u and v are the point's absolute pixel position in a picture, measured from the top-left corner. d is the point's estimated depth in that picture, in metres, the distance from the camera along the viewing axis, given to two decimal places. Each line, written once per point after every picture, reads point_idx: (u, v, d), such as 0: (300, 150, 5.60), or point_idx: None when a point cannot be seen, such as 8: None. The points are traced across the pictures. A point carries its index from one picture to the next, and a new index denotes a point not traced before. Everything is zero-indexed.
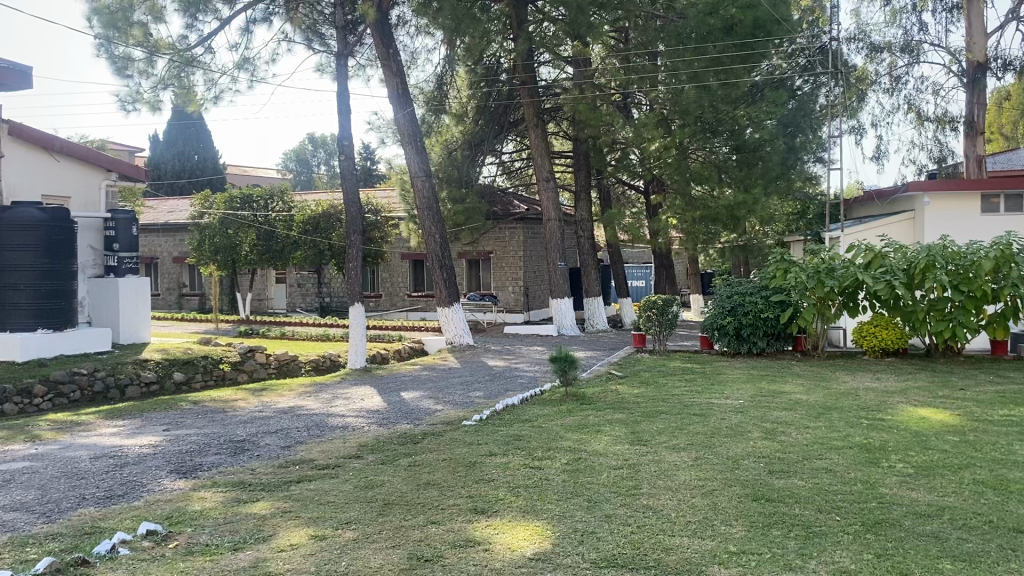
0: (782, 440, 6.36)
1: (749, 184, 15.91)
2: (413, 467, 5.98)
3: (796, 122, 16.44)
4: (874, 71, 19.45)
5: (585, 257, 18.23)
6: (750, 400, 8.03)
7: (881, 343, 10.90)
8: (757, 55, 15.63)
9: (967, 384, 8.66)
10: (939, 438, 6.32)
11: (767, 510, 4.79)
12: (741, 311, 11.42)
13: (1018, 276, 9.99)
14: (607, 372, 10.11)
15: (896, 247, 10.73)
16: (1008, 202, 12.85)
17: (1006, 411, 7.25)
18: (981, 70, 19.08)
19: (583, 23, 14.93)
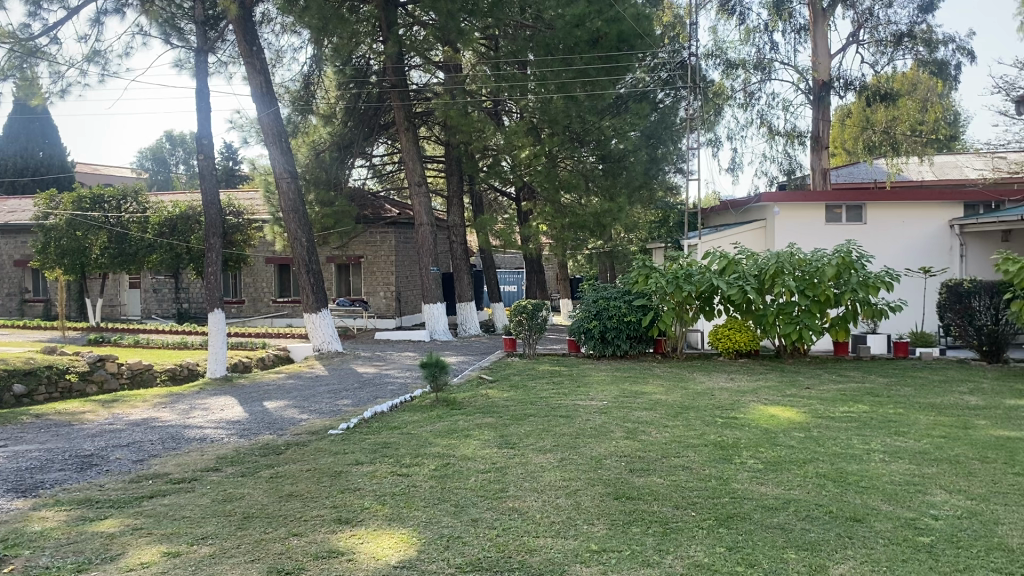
0: (642, 439, 6.56)
1: (614, 193, 16.38)
2: (275, 479, 5.80)
3: (658, 133, 17.15)
4: (730, 87, 20.49)
5: (456, 261, 18.20)
6: (613, 401, 8.25)
7: (735, 345, 11.42)
8: (621, 68, 16.16)
9: (812, 383, 9.21)
10: (787, 434, 6.68)
11: (627, 508, 4.93)
12: (606, 315, 11.70)
13: (857, 282, 10.73)
14: (477, 376, 10.16)
15: (747, 254, 11.32)
16: (849, 213, 13.77)
17: (846, 407, 7.76)
18: (825, 88, 20.43)
19: (453, 29, 15.02)
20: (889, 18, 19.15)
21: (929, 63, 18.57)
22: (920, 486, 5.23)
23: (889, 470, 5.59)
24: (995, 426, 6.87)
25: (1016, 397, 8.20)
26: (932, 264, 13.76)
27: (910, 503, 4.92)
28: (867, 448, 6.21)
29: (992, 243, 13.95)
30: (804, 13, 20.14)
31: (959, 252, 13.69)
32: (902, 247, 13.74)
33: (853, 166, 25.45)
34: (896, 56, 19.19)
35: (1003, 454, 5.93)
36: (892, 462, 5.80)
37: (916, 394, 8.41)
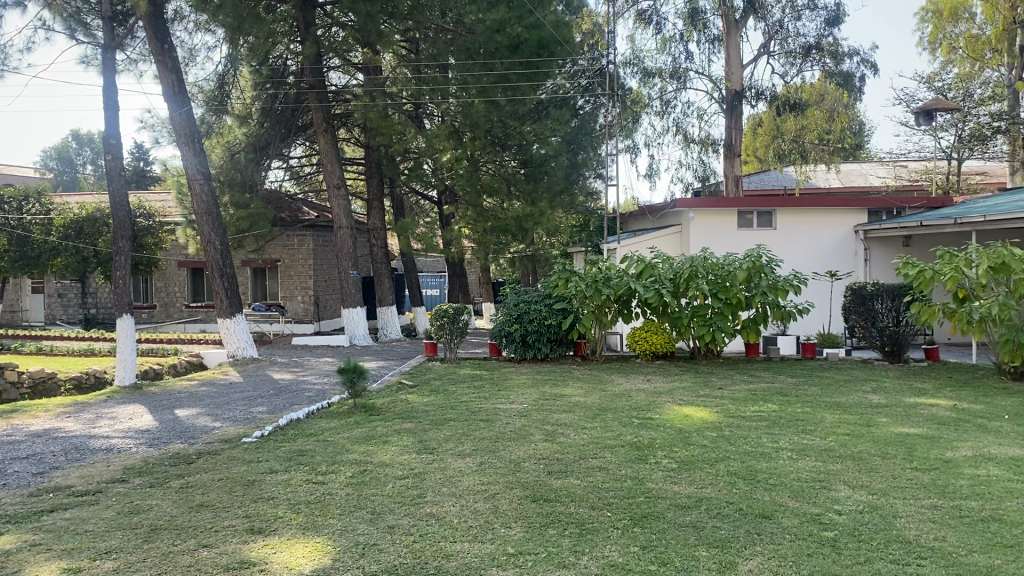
0: (561, 441, 6.62)
1: (536, 197, 16.51)
2: (185, 489, 5.63)
3: (577, 139, 17.61)
4: (647, 95, 20.88)
5: (377, 265, 18.04)
6: (532, 404, 8.30)
7: (651, 347, 11.66)
8: (541, 74, 16.28)
9: (725, 383, 9.45)
10: (700, 434, 6.84)
11: (544, 510, 4.97)
12: (527, 318, 11.74)
13: (767, 285, 11.06)
14: (397, 380, 10.08)
15: (663, 258, 11.57)
16: (760, 218, 14.20)
17: (756, 407, 7.99)
18: (738, 98, 21.03)
19: (372, 31, 14.89)
20: (798, 31, 19.80)
21: (835, 75, 19.31)
22: (825, 482, 5.43)
23: (796, 467, 5.78)
24: (895, 423, 7.18)
25: (914, 395, 8.60)
26: (837, 267, 14.33)
27: (816, 499, 5.09)
28: (776, 446, 6.41)
29: (894, 248, 14.59)
30: (718, 23, 20.67)
31: (863, 257, 14.27)
32: (810, 251, 14.24)
33: (764, 173, 26.27)
34: (805, 67, 19.88)
35: (902, 450, 6.21)
36: (799, 459, 5.99)
37: (822, 393, 8.72)
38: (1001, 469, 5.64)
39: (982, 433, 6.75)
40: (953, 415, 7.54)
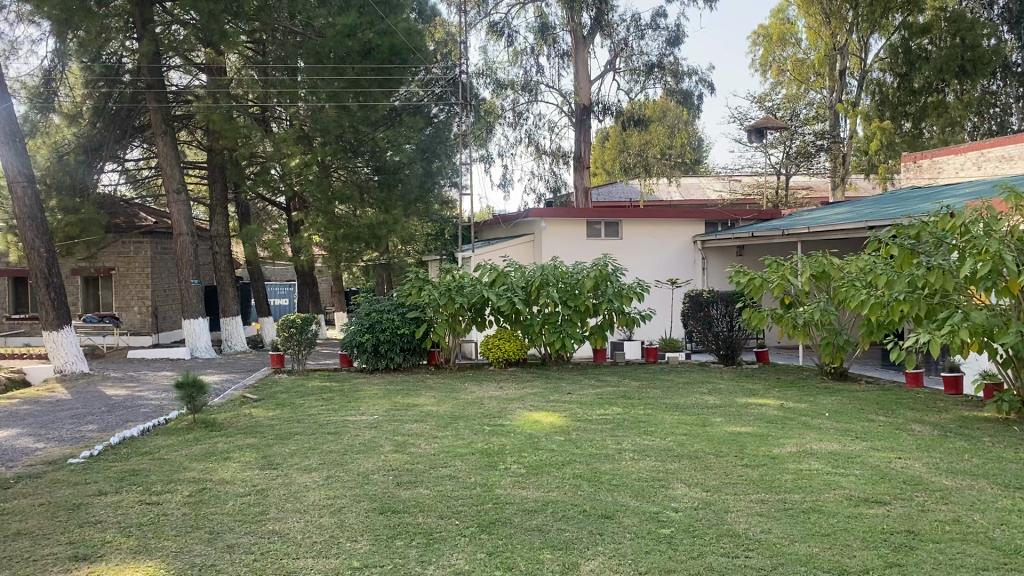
0: (411, 451, 6.57)
1: (390, 205, 16.39)
2: (0, 517, 5.19)
3: (432, 147, 17.57)
4: (500, 105, 21.17)
5: (221, 274, 17.36)
6: (384, 415, 8.20)
7: (504, 354, 11.77)
8: (394, 81, 16.24)
9: (573, 389, 9.70)
10: (548, 438, 6.99)
11: (392, 522, 4.91)
12: (379, 328, 11.57)
13: (613, 292, 11.48)
14: (240, 395, 9.69)
15: (515, 267, 11.70)
16: (607, 228, 14.68)
17: (602, 410, 8.23)
18: (586, 112, 21.68)
19: (215, 31, 14.39)
20: (642, 49, 20.63)
21: (676, 93, 20.41)
22: (663, 481, 5.67)
23: (639, 467, 6.00)
24: (729, 422, 7.59)
25: (748, 395, 9.12)
26: (677, 276, 15.03)
27: (655, 497, 5.31)
28: (620, 447, 6.63)
29: (729, 258, 15.48)
30: (566, 39, 21.23)
31: (702, 266, 15.06)
32: (653, 260, 14.87)
33: (612, 186, 27.18)
34: (647, 85, 20.79)
35: (734, 447, 6.57)
36: (641, 460, 6.23)
37: (664, 396, 9.10)
38: (821, 463, 6.08)
39: (805, 430, 7.24)
40: (780, 413, 8.05)
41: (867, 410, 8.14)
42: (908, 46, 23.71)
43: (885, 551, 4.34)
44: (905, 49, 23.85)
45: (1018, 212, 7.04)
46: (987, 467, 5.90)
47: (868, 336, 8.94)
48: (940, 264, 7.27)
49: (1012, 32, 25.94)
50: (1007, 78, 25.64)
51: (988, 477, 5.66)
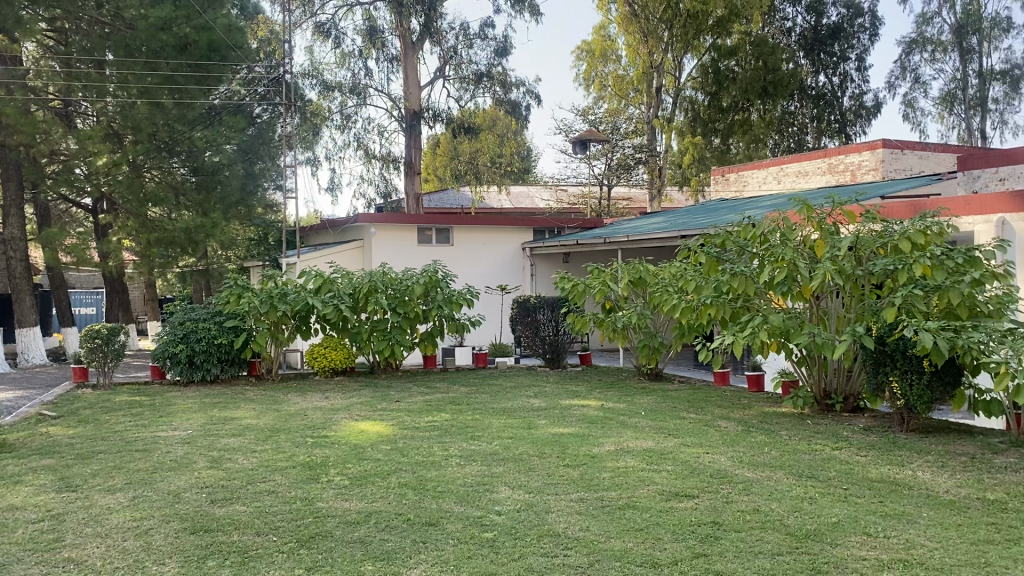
0: (227, 467, 6.28)
1: (208, 208, 15.57)
2: None
3: (255, 148, 16.96)
4: (327, 108, 20.68)
5: (16, 280, 15.93)
6: (198, 429, 7.79)
7: (330, 363, 11.49)
8: (213, 79, 15.55)
9: (401, 396, 9.63)
10: (374, 447, 6.88)
11: (203, 542, 4.66)
12: (194, 338, 10.94)
13: (442, 298, 11.55)
14: (36, 413, 8.89)
15: (342, 273, 11.51)
16: (438, 235, 14.74)
17: (429, 417, 8.21)
18: (416, 118, 21.55)
19: (9, 17, 13.29)
20: (470, 58, 20.88)
21: (504, 103, 20.89)
22: (488, 485, 5.72)
23: (464, 473, 6.03)
24: (552, 424, 7.79)
25: (571, 397, 9.39)
26: (506, 282, 15.30)
27: (479, 502, 5.34)
28: (445, 453, 6.64)
29: (555, 264, 15.93)
30: (395, 43, 21.08)
31: (530, 272, 15.42)
32: (482, 266, 15.05)
33: (442, 193, 27.33)
34: (476, 93, 21.02)
35: (557, 449, 6.74)
36: (466, 465, 6.27)
37: (491, 400, 9.20)
38: (636, 460, 6.35)
39: (623, 429, 7.55)
40: (600, 414, 8.34)
41: (680, 409, 8.57)
42: (718, 67, 25.90)
43: (693, 542, 4.58)
44: (714, 69, 26.06)
45: (809, 223, 7.69)
46: (783, 458, 6.38)
47: (681, 337, 9.42)
48: (743, 270, 7.84)
49: (807, 58, 28.31)
50: (802, 100, 27.87)
51: (784, 468, 6.11)
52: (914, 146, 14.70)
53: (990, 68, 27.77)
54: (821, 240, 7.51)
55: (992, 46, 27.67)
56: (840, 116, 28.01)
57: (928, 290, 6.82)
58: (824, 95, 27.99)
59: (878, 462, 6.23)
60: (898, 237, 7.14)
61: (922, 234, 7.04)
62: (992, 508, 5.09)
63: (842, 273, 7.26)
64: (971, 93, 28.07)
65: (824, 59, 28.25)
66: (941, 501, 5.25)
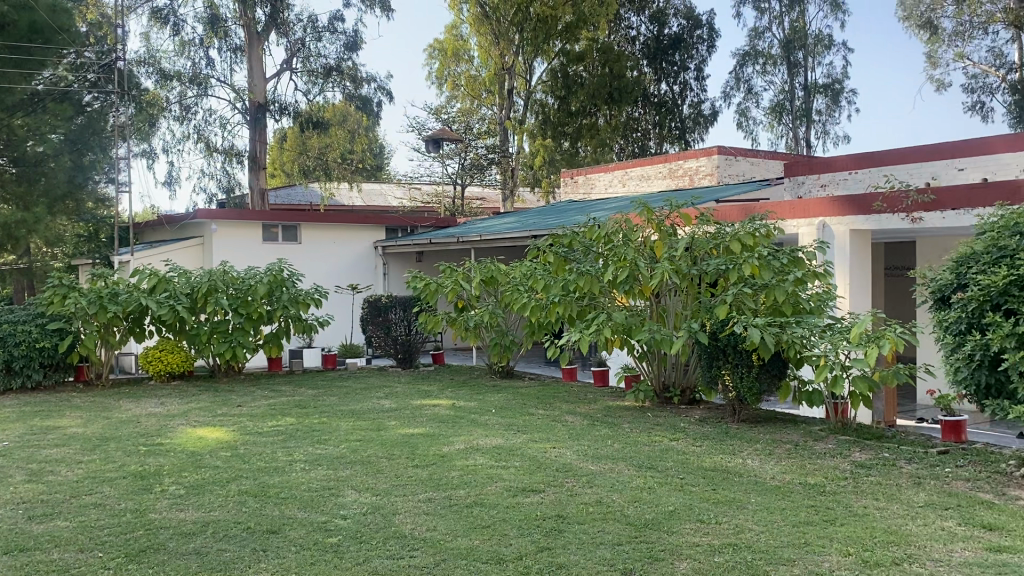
0: (48, 480, 5.84)
1: (29, 202, 14.48)
2: None
3: (83, 138, 15.47)
4: (164, 97, 19.68)
5: None
6: (15, 441, 7.20)
7: (166, 367, 10.88)
8: (34, 63, 14.57)
9: (244, 401, 9.28)
10: (213, 454, 6.60)
11: (19, 562, 4.31)
12: (13, 342, 10.07)
13: (287, 298, 11.20)
14: None
15: (179, 272, 10.97)
16: (284, 232, 14.31)
17: (273, 421, 7.95)
18: (261, 110, 20.81)
19: None
20: (319, 51, 20.43)
21: (354, 98, 20.49)
22: (334, 489, 5.60)
23: (308, 478, 5.88)
24: (401, 425, 7.73)
25: (422, 397, 9.36)
26: (357, 282, 15.06)
27: (324, 507, 5.23)
28: (290, 459, 6.44)
29: (408, 263, 15.90)
30: (239, 33, 20.33)
31: (382, 271, 15.30)
32: (331, 265, 14.74)
33: (290, 189, 26.64)
34: (326, 87, 20.52)
35: (406, 450, 6.68)
36: (311, 470, 6.10)
37: (339, 402, 9.03)
38: (485, 458, 6.40)
39: (473, 427, 7.58)
40: (451, 413, 8.35)
41: (528, 406, 8.72)
42: (567, 71, 26.51)
43: (537, 536, 4.66)
44: (563, 74, 26.64)
45: (649, 225, 8.02)
46: (625, 450, 6.61)
47: (531, 335, 9.56)
48: (589, 270, 8.06)
49: (650, 66, 29.47)
50: (645, 106, 29.11)
51: (625, 460, 6.33)
52: (746, 154, 15.59)
53: (815, 82, 29.76)
54: (660, 241, 7.85)
55: (816, 61, 29.62)
56: (681, 123, 29.49)
57: (756, 288, 7.27)
58: (666, 102, 29.32)
59: (711, 452, 6.56)
60: (729, 238, 7.57)
61: (750, 236, 7.50)
62: (811, 491, 5.48)
63: (679, 273, 7.63)
64: (797, 105, 29.78)
65: (665, 67, 29.56)
66: (767, 486, 5.60)
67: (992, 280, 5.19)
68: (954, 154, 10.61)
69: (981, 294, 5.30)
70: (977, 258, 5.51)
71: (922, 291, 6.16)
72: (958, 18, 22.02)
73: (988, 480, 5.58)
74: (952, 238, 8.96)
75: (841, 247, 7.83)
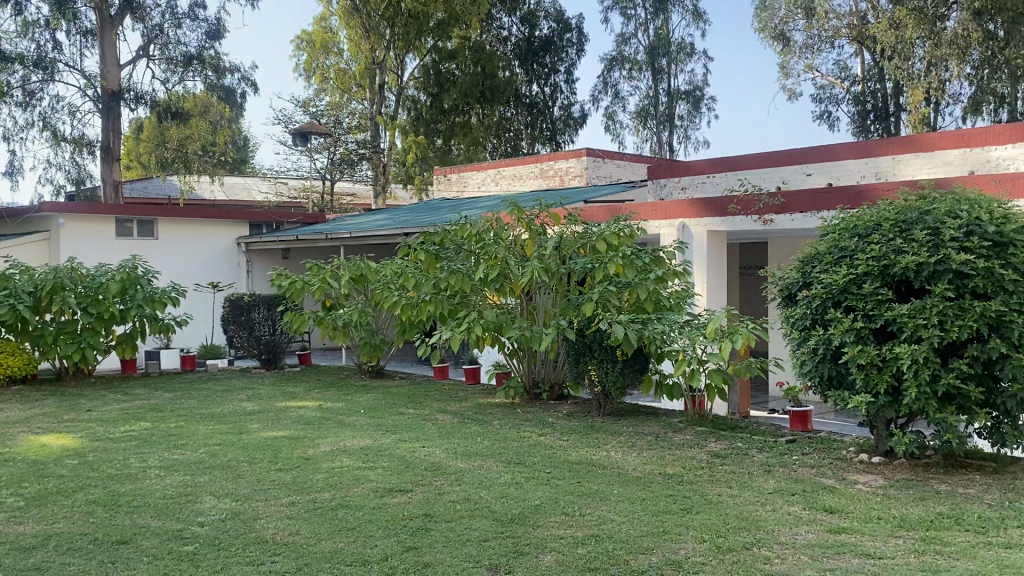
0: None
1: None
2: None
3: None
4: (5, 81, 18.38)
5: None
6: None
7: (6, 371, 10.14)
8: None
9: (94, 405, 8.76)
10: (57, 463, 6.20)
11: None
12: None
13: (142, 297, 10.65)
14: None
15: (21, 269, 10.28)
16: (140, 227, 13.62)
17: (126, 426, 7.55)
18: (115, 98, 19.68)
19: None
20: (178, 39, 19.59)
21: (217, 89, 19.84)
22: (191, 495, 5.37)
23: (163, 485, 5.61)
24: (265, 428, 7.49)
25: (287, 399, 9.12)
26: (218, 280, 14.53)
27: (180, 514, 5.01)
28: (143, 465, 6.14)
29: (274, 260, 15.48)
30: (89, 16, 19.14)
31: (246, 269, 14.84)
32: (191, 262, 14.16)
33: (147, 182, 25.38)
34: (186, 77, 19.72)
35: (269, 453, 6.50)
36: (166, 476, 5.83)
37: (198, 406, 8.67)
38: (352, 459, 6.30)
39: (340, 428, 7.46)
40: (318, 414, 8.17)
41: (398, 405, 8.64)
42: (439, 68, 26.49)
43: (404, 536, 4.63)
44: (435, 70, 26.57)
45: (520, 224, 8.11)
46: (493, 447, 6.66)
47: (402, 334, 9.48)
48: (459, 268, 8.02)
49: (522, 67, 29.85)
50: (518, 106, 29.47)
51: (494, 457, 6.38)
52: (614, 156, 15.98)
53: (678, 88, 30.85)
54: (530, 239, 7.98)
55: (679, 68, 30.73)
56: (551, 124, 30.07)
57: (620, 286, 7.47)
58: (537, 103, 29.80)
59: (577, 445, 6.71)
60: (595, 238, 7.76)
61: (616, 236, 7.72)
62: (671, 481, 5.69)
63: (548, 271, 7.76)
64: (661, 110, 30.85)
65: (536, 69, 29.98)
66: (629, 477, 5.77)
67: (835, 279, 5.55)
68: (802, 160, 11.29)
69: (824, 292, 5.65)
70: (821, 258, 5.86)
71: (771, 288, 6.51)
72: (808, 31, 23.52)
73: (831, 465, 5.96)
74: (799, 239, 9.51)
75: (700, 248, 8.18)
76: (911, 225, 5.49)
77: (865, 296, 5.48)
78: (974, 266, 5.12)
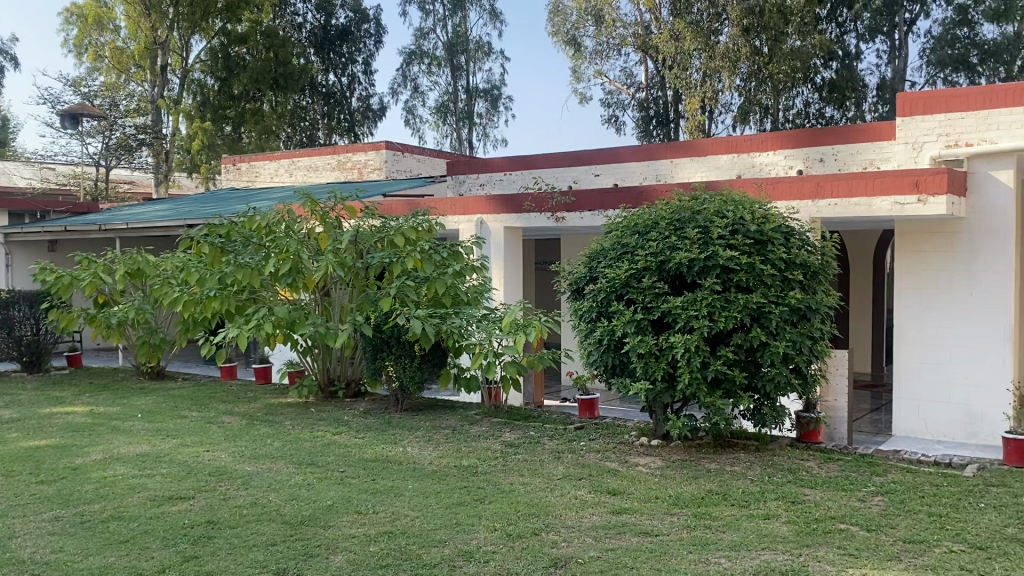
0: None
1: None
2: None
3: None
4: None
5: None
6: None
7: None
8: None
9: None
10: None
11: None
12: None
13: None
14: None
15: None
16: None
17: None
18: None
19: None
20: None
21: None
22: None
23: None
24: (25, 437, 6.81)
25: (52, 404, 8.35)
26: None
27: None
28: None
29: (37, 253, 14.13)
30: None
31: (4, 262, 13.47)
32: None
33: None
34: None
35: (29, 464, 5.90)
36: None
37: None
38: (126, 467, 5.86)
39: (114, 434, 6.92)
40: (88, 420, 7.54)
41: (181, 407, 8.18)
42: (227, 52, 24.94)
43: (184, 546, 4.37)
44: (224, 54, 25.01)
45: (314, 216, 7.89)
46: (285, 448, 6.45)
47: (185, 333, 8.92)
48: (248, 262, 7.61)
49: (317, 55, 29.11)
50: (313, 95, 28.89)
51: (284, 458, 6.17)
52: (412, 151, 15.95)
53: (476, 86, 31.29)
54: (325, 232, 7.80)
55: (477, 66, 31.14)
56: (348, 116, 29.70)
57: (418, 281, 7.45)
58: (334, 93, 29.34)
59: (373, 442, 6.64)
60: (394, 231, 7.67)
61: (414, 230, 7.69)
62: (464, 473, 5.77)
63: (343, 266, 7.63)
64: (460, 107, 31.20)
65: (332, 58, 29.35)
66: (424, 472, 5.79)
67: (617, 273, 5.85)
68: (591, 161, 11.82)
69: (608, 285, 5.95)
70: (605, 254, 6.18)
71: (561, 283, 6.77)
72: (597, 38, 24.58)
73: (614, 450, 6.29)
74: (588, 236, 9.94)
75: (495, 244, 8.36)
76: (685, 224, 5.91)
77: (645, 289, 5.81)
78: (739, 262, 5.58)
